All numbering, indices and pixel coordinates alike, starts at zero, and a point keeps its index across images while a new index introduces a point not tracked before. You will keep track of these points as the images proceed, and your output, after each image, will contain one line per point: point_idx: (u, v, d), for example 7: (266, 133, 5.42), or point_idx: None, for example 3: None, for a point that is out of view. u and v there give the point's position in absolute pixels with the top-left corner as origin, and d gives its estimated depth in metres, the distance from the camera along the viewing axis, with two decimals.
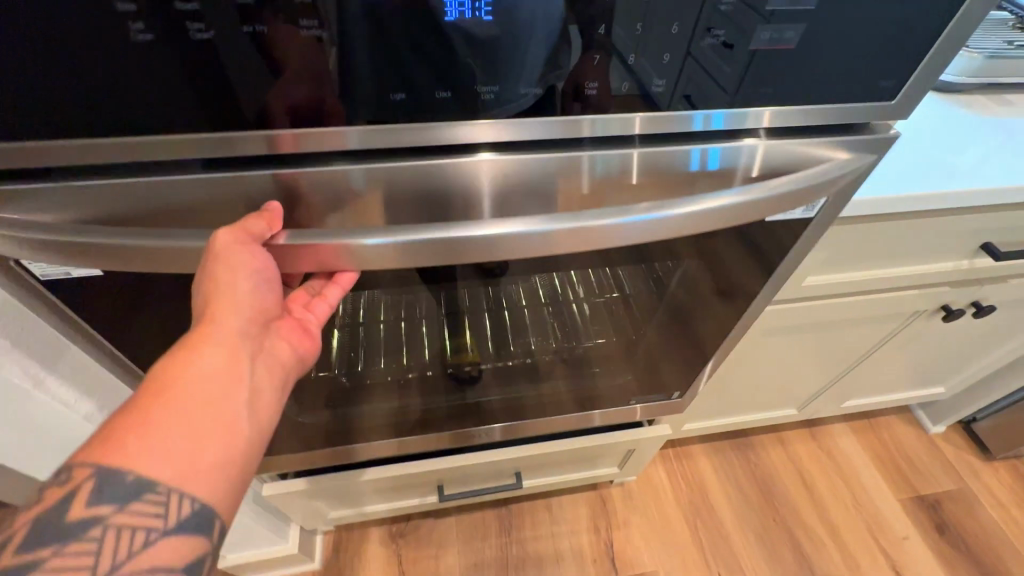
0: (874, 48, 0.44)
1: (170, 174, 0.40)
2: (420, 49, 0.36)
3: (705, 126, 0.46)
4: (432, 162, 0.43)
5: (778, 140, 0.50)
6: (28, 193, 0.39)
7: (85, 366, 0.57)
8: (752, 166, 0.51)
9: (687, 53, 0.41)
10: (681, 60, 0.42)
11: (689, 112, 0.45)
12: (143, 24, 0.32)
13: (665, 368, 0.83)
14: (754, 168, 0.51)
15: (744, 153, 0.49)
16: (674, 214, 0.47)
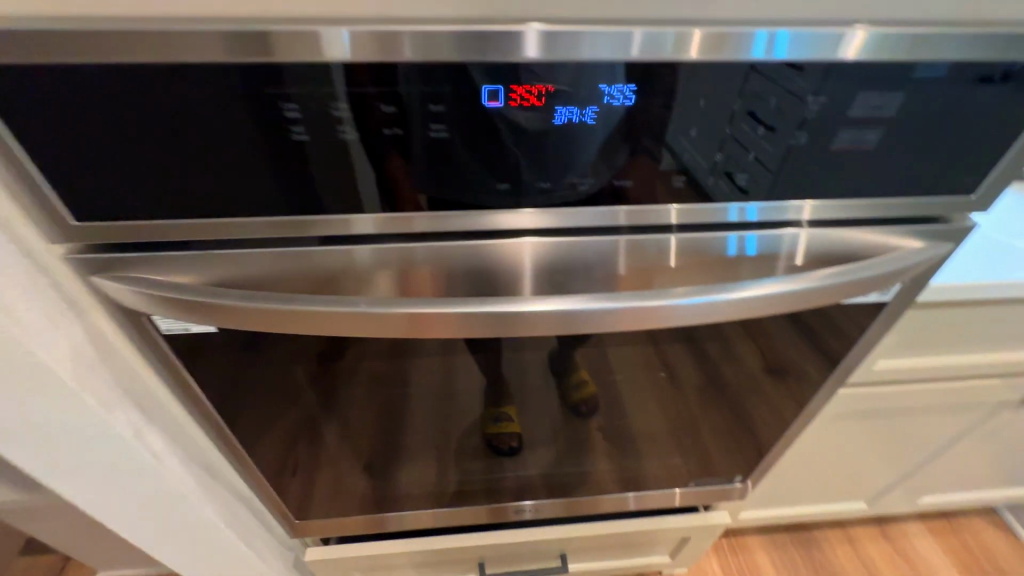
0: (941, 150, 0.47)
1: (291, 247, 0.45)
2: (514, 147, 0.41)
3: (739, 218, 0.48)
4: (498, 245, 0.47)
5: (818, 228, 0.51)
6: (154, 259, 0.44)
7: (178, 426, 0.59)
8: (796, 251, 0.51)
9: (710, 152, 0.44)
10: (704, 159, 0.44)
11: (726, 203, 0.47)
12: (303, 127, 0.38)
13: (718, 448, 0.80)
14: (798, 255, 0.51)
15: (788, 239, 0.51)
16: (728, 299, 0.47)
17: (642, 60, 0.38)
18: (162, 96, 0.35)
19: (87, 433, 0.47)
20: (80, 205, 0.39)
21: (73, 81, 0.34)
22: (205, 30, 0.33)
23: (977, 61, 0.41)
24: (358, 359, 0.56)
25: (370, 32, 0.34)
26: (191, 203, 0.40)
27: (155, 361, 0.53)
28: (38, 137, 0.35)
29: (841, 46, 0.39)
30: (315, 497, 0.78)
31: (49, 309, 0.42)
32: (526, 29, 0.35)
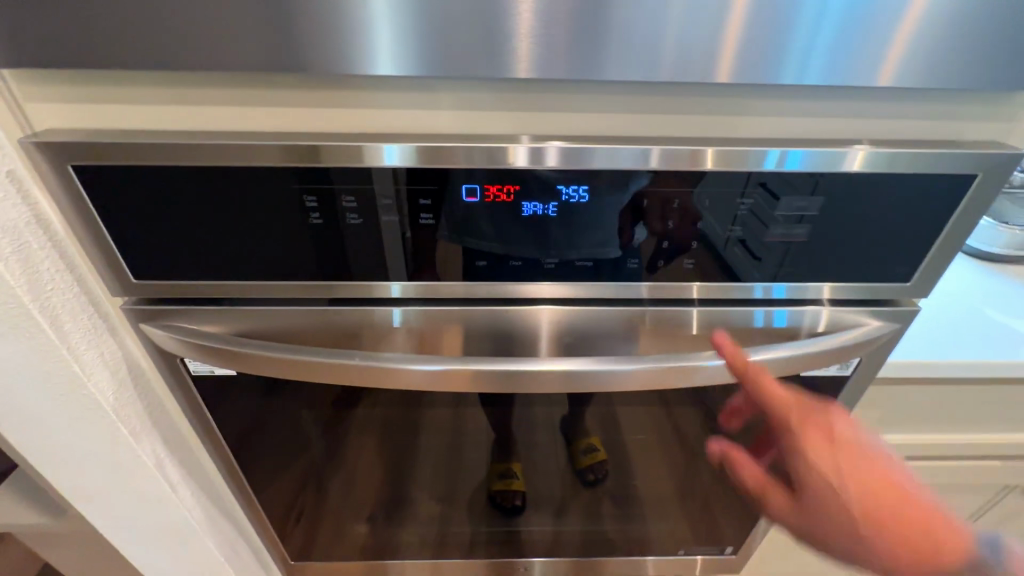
0: (915, 243, 0.50)
1: (302, 306, 0.52)
2: (510, 222, 0.47)
3: (767, 294, 0.53)
4: (502, 309, 0.53)
5: (839, 307, 0.55)
6: (193, 311, 0.51)
7: (196, 459, 0.65)
8: (819, 324, 0.56)
9: (730, 242, 0.49)
10: (725, 248, 0.49)
11: (750, 282, 0.52)
12: (319, 213, 0.45)
13: (719, 516, 0.80)
14: (820, 327, 0.56)
15: (809, 315, 0.55)
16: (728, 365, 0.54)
17: (659, 170, 0.45)
18: (216, 186, 0.43)
19: (118, 458, 0.55)
20: (141, 269, 0.48)
21: (151, 176, 0.43)
22: (274, 144, 0.42)
23: (945, 173, 0.46)
24: (372, 407, 0.61)
25: (427, 147, 0.42)
26: (226, 270, 0.48)
27: (182, 399, 0.59)
28: (117, 217, 0.45)
29: (842, 160, 0.45)
30: (319, 542, 0.81)
31: (103, 349, 0.50)
32: (549, 146, 0.43)
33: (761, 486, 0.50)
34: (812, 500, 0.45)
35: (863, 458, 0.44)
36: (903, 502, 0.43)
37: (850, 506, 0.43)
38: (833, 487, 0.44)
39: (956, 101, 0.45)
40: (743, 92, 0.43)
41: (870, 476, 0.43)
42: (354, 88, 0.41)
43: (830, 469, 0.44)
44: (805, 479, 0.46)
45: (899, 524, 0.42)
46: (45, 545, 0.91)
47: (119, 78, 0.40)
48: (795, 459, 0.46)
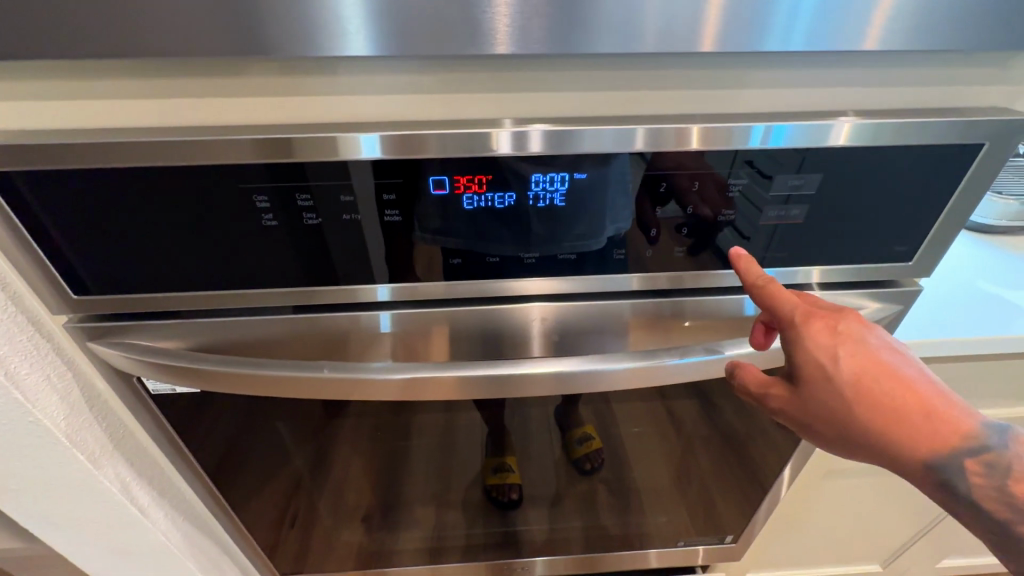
0: (912, 217, 0.48)
1: (266, 315, 0.48)
2: (489, 216, 0.43)
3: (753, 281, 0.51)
4: (488, 307, 0.49)
5: (835, 289, 0.53)
6: (149, 326, 0.48)
7: (170, 481, 0.61)
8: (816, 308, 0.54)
9: (714, 228, 0.46)
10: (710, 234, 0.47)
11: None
12: (272, 214, 0.41)
13: (721, 505, 0.79)
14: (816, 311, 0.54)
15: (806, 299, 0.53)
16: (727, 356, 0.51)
17: (642, 150, 0.41)
18: (159, 189, 0.39)
19: (78, 484, 0.52)
20: (85, 284, 0.44)
21: (83, 181, 0.38)
22: (221, 138, 0.37)
23: (950, 142, 0.43)
24: (359, 416, 0.59)
25: (398, 135, 0.38)
26: (182, 281, 0.44)
27: (145, 417, 0.55)
28: (51, 226, 0.40)
29: (830, 133, 0.42)
30: (312, 554, 0.78)
31: (48, 372, 0.46)
32: (532, 130, 0.39)
33: (761, 380, 0.45)
34: (805, 392, 0.41)
35: (864, 346, 0.39)
36: (905, 386, 0.38)
37: (844, 395, 0.39)
38: (827, 373, 0.39)
39: (962, 66, 0.42)
40: (735, 63, 0.40)
41: (866, 361, 0.39)
42: (309, 73, 0.37)
43: (830, 356, 0.39)
44: (802, 366, 0.40)
45: (896, 410, 0.39)
46: (24, 568, 0.87)
47: (44, 70, 0.35)
48: (795, 350, 0.41)
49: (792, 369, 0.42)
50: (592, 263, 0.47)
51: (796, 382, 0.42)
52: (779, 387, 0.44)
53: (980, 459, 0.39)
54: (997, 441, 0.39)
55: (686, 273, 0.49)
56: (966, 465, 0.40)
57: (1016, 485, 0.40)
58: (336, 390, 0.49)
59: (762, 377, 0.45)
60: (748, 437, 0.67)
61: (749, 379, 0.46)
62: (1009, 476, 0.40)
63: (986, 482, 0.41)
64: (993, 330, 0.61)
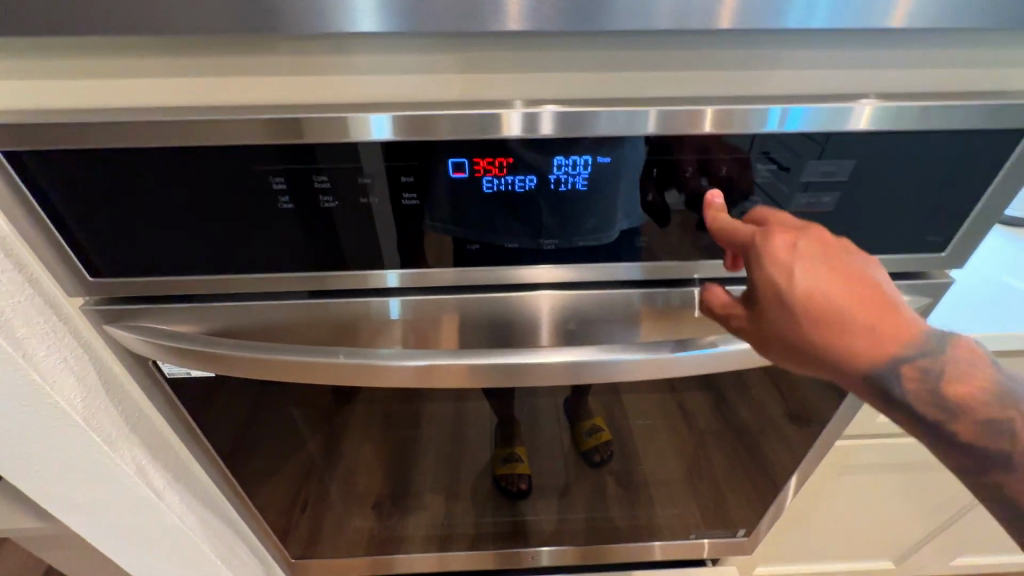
0: (941, 205, 0.46)
1: (279, 300, 0.48)
2: (511, 201, 0.42)
3: None
4: (498, 296, 0.49)
5: None
6: (167, 309, 0.48)
7: (185, 464, 0.62)
8: None
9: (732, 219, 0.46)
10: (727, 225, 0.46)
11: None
12: (289, 196, 0.41)
13: (731, 500, 0.78)
14: None
15: None
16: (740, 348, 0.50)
17: (659, 134, 0.40)
18: (175, 170, 0.39)
19: (96, 465, 0.52)
20: (102, 265, 0.44)
21: (100, 162, 0.38)
22: (232, 119, 0.37)
23: (982, 127, 0.41)
24: (370, 403, 0.58)
25: (408, 115, 0.38)
26: (195, 263, 0.44)
27: (160, 399, 0.56)
28: (69, 206, 0.40)
29: (848, 117, 0.40)
30: (323, 539, 0.79)
31: (66, 353, 0.46)
32: (543, 110, 0.38)
33: (722, 302, 0.43)
34: (759, 311, 0.39)
35: (819, 259, 0.37)
36: (857, 299, 0.36)
37: (797, 310, 0.37)
38: (779, 287, 0.37)
39: (997, 45, 0.40)
40: (757, 43, 0.38)
41: (821, 274, 0.37)
42: (318, 51, 0.36)
43: (782, 268, 0.37)
44: (756, 282, 0.39)
45: (847, 323, 0.36)
46: (47, 548, 0.89)
47: (56, 50, 0.35)
48: (750, 264, 0.39)
49: (749, 287, 0.40)
50: (605, 250, 0.46)
51: (751, 298, 0.40)
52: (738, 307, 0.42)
53: (931, 371, 0.37)
54: (935, 343, 0.36)
55: (701, 264, 0.48)
56: (903, 371, 0.37)
57: (946, 386, 0.37)
58: (347, 377, 0.48)
59: (723, 298, 0.43)
60: (761, 432, 0.66)
61: (710, 300, 0.44)
62: (944, 379, 0.37)
63: (923, 388, 0.37)
64: (1018, 326, 0.59)
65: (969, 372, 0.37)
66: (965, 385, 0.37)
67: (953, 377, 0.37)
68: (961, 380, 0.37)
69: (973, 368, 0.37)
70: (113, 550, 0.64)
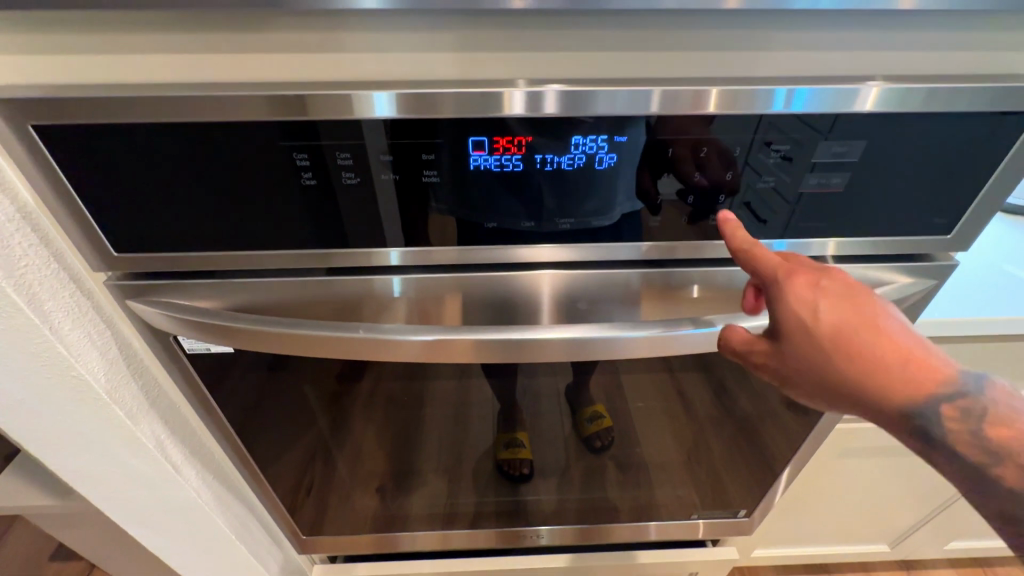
0: (945, 188, 0.47)
1: (296, 277, 0.49)
2: (526, 179, 0.43)
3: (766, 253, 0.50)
4: (504, 276, 0.50)
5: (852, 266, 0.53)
6: (187, 285, 0.49)
7: (199, 440, 0.63)
8: None
9: (734, 205, 0.46)
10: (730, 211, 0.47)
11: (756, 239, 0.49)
12: (311, 172, 0.42)
13: (730, 482, 0.79)
14: None
15: None
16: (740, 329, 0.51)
17: (659, 114, 0.41)
18: (193, 147, 0.40)
19: (115, 438, 0.53)
20: (123, 241, 0.45)
21: (120, 135, 0.39)
22: (252, 95, 0.38)
23: (988, 108, 0.42)
24: (376, 380, 0.59)
25: (413, 94, 0.38)
26: (211, 240, 0.45)
27: (177, 376, 0.57)
28: (90, 184, 0.41)
29: (854, 99, 0.41)
30: (329, 518, 0.80)
31: (89, 329, 0.47)
32: (547, 90, 0.39)
33: (743, 339, 0.43)
34: (784, 346, 0.40)
35: (843, 296, 0.38)
36: (886, 335, 0.37)
37: (827, 348, 0.38)
38: (807, 325, 0.38)
39: (997, 26, 0.40)
40: (759, 23, 0.39)
41: (847, 313, 0.37)
42: (331, 28, 0.37)
43: (810, 309, 0.38)
44: (784, 322, 0.39)
45: (880, 362, 0.37)
46: (59, 524, 0.91)
47: (73, 23, 0.36)
48: (776, 303, 0.39)
49: (774, 326, 0.40)
50: (608, 231, 0.47)
51: (776, 338, 0.40)
52: (761, 344, 0.42)
53: (970, 410, 0.38)
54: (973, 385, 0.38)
55: (696, 244, 0.49)
56: (943, 410, 0.37)
57: (989, 428, 0.38)
58: (356, 352, 0.49)
59: (744, 336, 0.43)
60: (759, 415, 0.68)
61: (730, 337, 0.44)
62: (985, 420, 0.38)
63: (963, 428, 0.38)
64: (1015, 311, 0.60)
65: (1008, 415, 0.38)
66: (1004, 427, 0.38)
67: (994, 420, 0.38)
68: (998, 420, 0.38)
69: (1015, 411, 0.39)
70: (129, 525, 0.66)
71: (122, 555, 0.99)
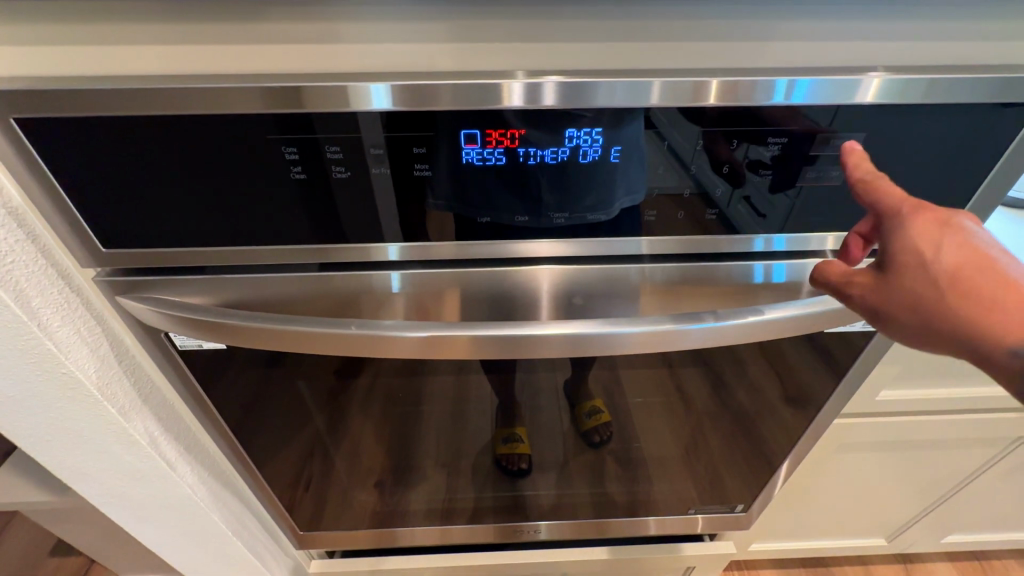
0: (947, 181, 0.46)
1: (289, 273, 0.48)
2: (522, 173, 0.42)
3: (766, 248, 0.50)
4: (501, 271, 0.49)
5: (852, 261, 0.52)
6: (179, 281, 0.48)
7: (194, 436, 0.63)
8: None
9: (733, 200, 0.46)
10: (729, 205, 0.46)
11: (757, 234, 0.48)
12: (302, 166, 0.41)
13: (728, 477, 0.79)
14: None
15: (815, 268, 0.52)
16: (738, 325, 0.50)
17: (658, 106, 0.40)
18: (183, 139, 0.39)
19: (108, 434, 0.53)
20: (113, 236, 0.44)
21: (108, 128, 0.38)
22: (243, 87, 0.37)
23: (992, 100, 0.41)
24: (373, 376, 0.59)
25: (410, 85, 0.38)
26: (203, 235, 0.45)
27: (172, 372, 0.57)
28: (78, 177, 0.40)
29: (857, 89, 0.40)
30: (327, 513, 0.80)
31: (79, 325, 0.47)
32: (545, 81, 0.38)
33: (839, 272, 0.41)
34: (890, 281, 0.37)
35: (970, 239, 0.36)
36: (1015, 284, 0.34)
37: (941, 280, 0.35)
38: (924, 260, 0.36)
39: (1003, 16, 0.40)
40: (762, 13, 0.38)
41: (971, 250, 0.35)
42: (326, 18, 0.36)
43: (930, 238, 0.36)
44: (897, 251, 0.37)
45: (996, 301, 0.34)
46: (57, 520, 0.91)
47: (60, 11, 0.35)
48: (888, 235, 0.38)
49: (883, 257, 0.38)
50: (607, 225, 0.47)
51: (882, 270, 0.38)
52: (859, 276, 0.40)
53: None
54: None
55: (696, 238, 0.48)
56: None
57: None
58: (351, 347, 0.49)
59: (842, 268, 0.41)
60: (758, 410, 0.67)
61: (824, 271, 0.42)
62: None
63: None
64: None
65: None
66: None
67: None
68: None
69: None
70: (125, 521, 0.66)
71: (121, 549, 1.00)
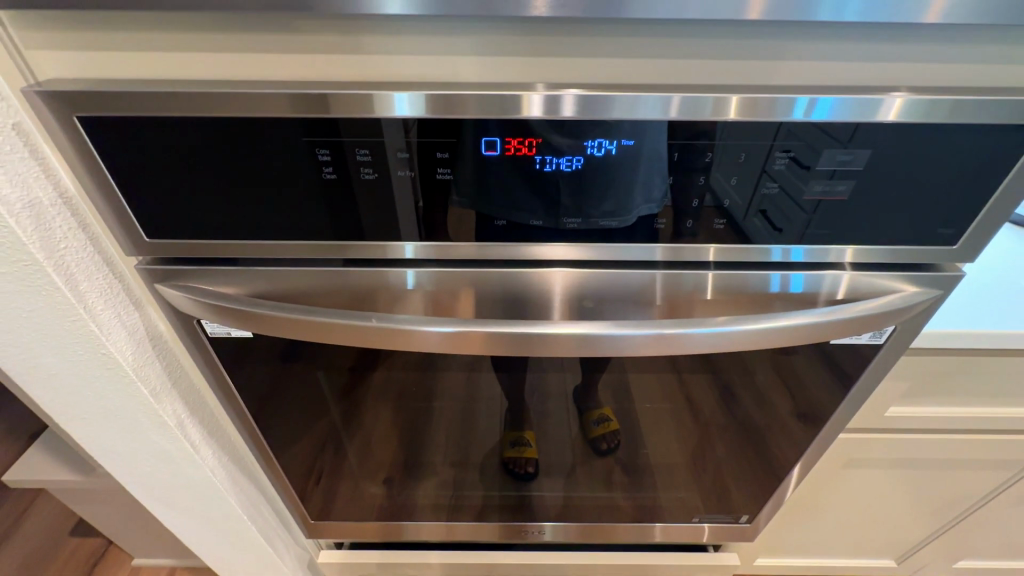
0: (957, 199, 0.47)
1: (317, 267, 0.51)
2: (538, 178, 0.44)
3: (784, 258, 0.51)
4: (517, 273, 0.51)
5: (865, 274, 0.53)
6: (212, 272, 0.51)
7: (216, 421, 0.65)
8: (837, 290, 0.53)
9: (749, 213, 0.47)
10: (744, 218, 0.47)
11: (767, 244, 0.49)
12: (332, 167, 0.44)
13: (734, 488, 0.80)
14: (839, 292, 0.54)
15: (829, 280, 0.53)
16: (747, 331, 0.51)
17: (680, 119, 0.42)
18: (224, 140, 0.42)
19: (139, 414, 0.56)
20: (155, 227, 0.47)
21: (155, 127, 0.41)
22: (282, 92, 0.40)
23: (1004, 122, 0.42)
24: (389, 371, 0.61)
25: (433, 95, 0.40)
26: (236, 229, 0.47)
27: (199, 359, 0.59)
28: (127, 173, 0.44)
29: (879, 108, 0.41)
30: (337, 505, 0.82)
31: (117, 310, 0.50)
32: (565, 93, 0.40)
33: None
34: None
35: None
36: None
37: None
38: None
39: (1013, 41, 0.41)
40: (773, 31, 0.40)
41: None
42: (361, 31, 0.39)
43: None
44: None
45: None
46: (82, 500, 0.95)
47: (122, 22, 0.38)
48: None
49: None
50: (621, 233, 0.48)
51: None
52: None
53: None
54: None
55: (717, 247, 0.49)
56: None
57: None
58: (373, 340, 0.51)
59: None
60: (766, 422, 0.68)
61: None
62: None
63: None
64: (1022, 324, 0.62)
65: None
66: None
67: None
68: None
69: None
70: (149, 500, 0.69)
71: (139, 530, 1.04)
